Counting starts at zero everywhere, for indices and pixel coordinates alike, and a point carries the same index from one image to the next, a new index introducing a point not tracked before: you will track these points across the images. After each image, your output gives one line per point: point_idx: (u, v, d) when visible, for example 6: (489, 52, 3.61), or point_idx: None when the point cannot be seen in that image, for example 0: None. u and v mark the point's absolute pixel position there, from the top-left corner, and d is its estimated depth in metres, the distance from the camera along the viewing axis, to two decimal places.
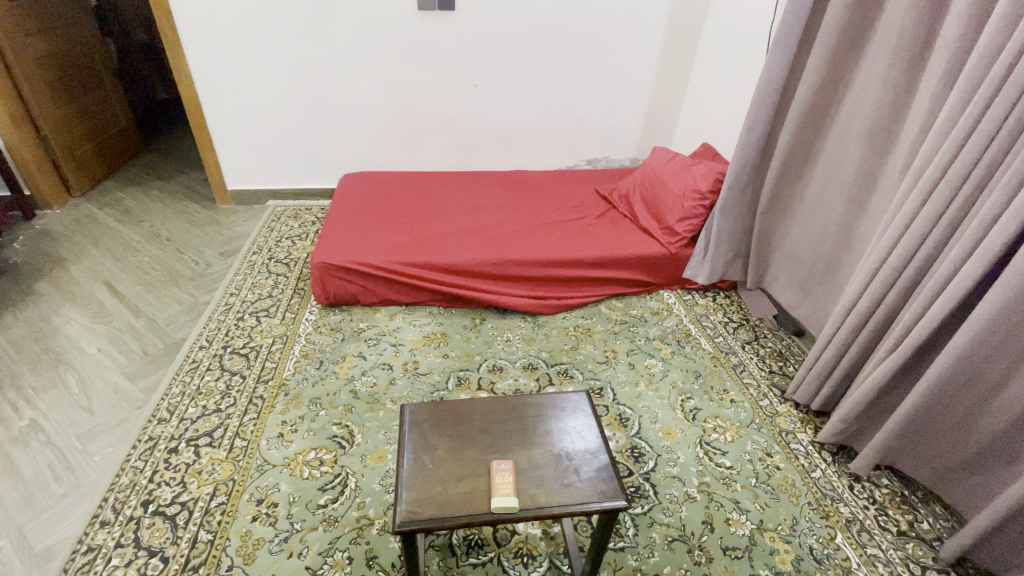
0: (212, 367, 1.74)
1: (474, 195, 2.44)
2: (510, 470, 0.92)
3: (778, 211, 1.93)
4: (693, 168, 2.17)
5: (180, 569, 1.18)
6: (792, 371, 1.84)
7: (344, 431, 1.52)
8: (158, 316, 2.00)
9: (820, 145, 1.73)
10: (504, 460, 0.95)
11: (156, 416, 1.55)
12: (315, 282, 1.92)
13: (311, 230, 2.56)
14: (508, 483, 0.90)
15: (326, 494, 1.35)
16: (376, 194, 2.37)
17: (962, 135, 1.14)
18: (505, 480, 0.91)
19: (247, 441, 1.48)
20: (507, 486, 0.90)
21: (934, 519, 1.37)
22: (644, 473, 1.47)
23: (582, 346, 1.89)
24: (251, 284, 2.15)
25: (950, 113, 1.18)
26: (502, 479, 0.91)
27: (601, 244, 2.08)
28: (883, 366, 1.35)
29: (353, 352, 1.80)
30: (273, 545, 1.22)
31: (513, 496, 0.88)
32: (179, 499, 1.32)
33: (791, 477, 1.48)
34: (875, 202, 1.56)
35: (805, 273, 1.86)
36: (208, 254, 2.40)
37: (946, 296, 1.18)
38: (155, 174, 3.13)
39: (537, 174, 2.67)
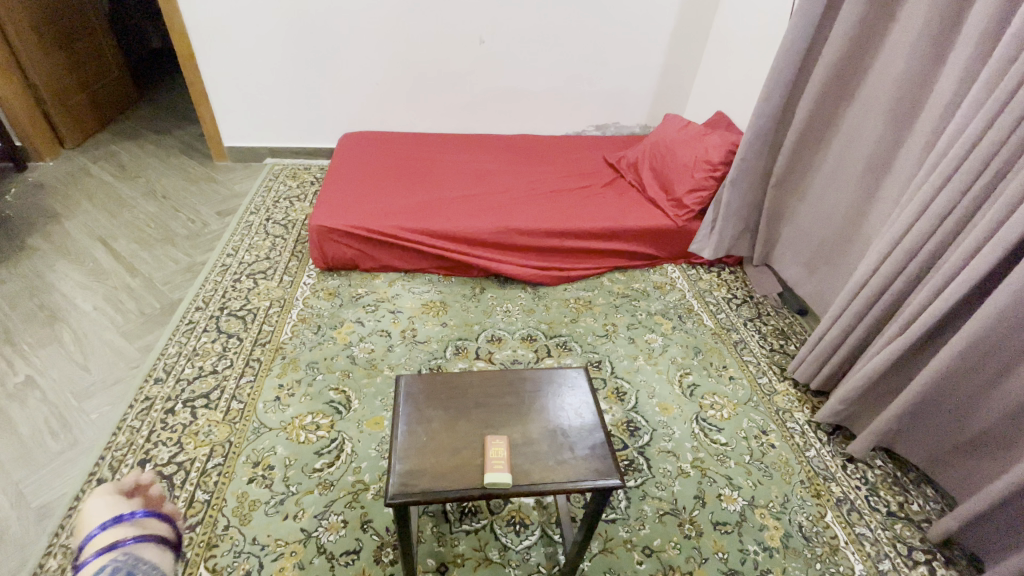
0: (209, 329, 1.73)
1: (477, 159, 2.37)
2: (504, 446, 0.91)
3: (790, 185, 1.87)
4: (705, 137, 2.09)
5: (177, 527, 1.20)
6: (793, 349, 1.82)
7: (341, 396, 1.52)
8: (154, 275, 1.98)
9: (839, 117, 1.65)
10: (499, 435, 0.94)
11: (153, 376, 1.55)
12: (313, 246, 1.89)
13: (309, 191, 2.50)
14: (503, 458, 0.89)
15: (322, 458, 1.35)
16: (376, 155, 2.30)
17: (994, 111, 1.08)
18: (500, 456, 0.90)
19: (243, 403, 1.48)
20: (501, 462, 0.89)
21: (925, 501, 1.37)
22: (639, 446, 1.48)
23: (583, 318, 1.87)
24: (248, 245, 2.12)
25: (982, 88, 1.12)
26: (497, 455, 0.90)
27: (606, 214, 2.03)
28: (888, 349, 1.32)
29: (351, 317, 1.78)
30: (269, 507, 1.24)
31: (507, 472, 0.87)
32: (176, 459, 1.33)
33: (785, 455, 1.48)
34: (892, 180, 1.50)
35: (813, 251, 1.81)
36: (205, 213, 2.36)
37: (960, 281, 1.15)
38: (151, 128, 3.04)
39: (543, 140, 2.59)
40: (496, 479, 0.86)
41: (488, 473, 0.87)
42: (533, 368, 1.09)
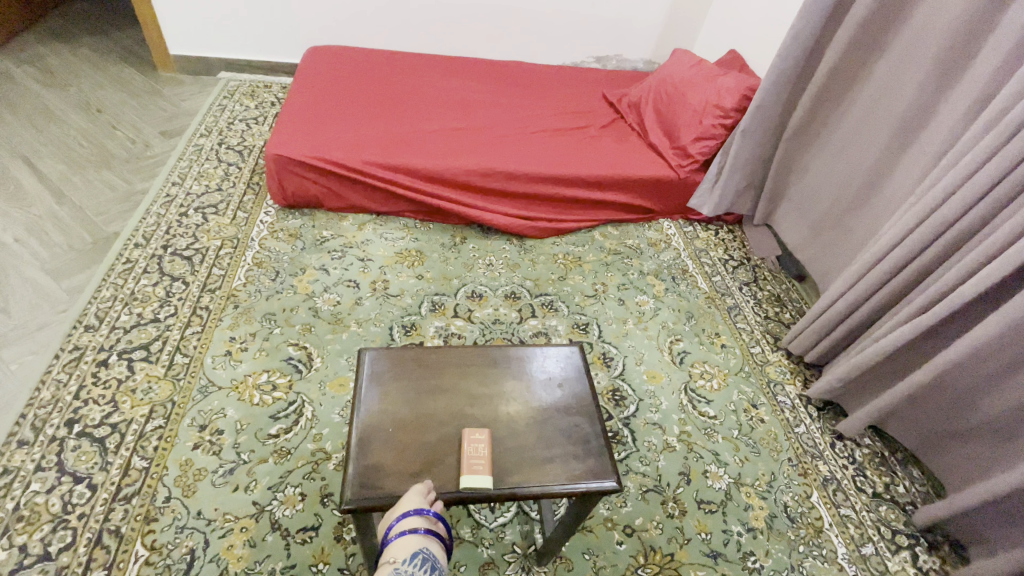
0: (149, 270, 1.52)
1: (461, 87, 2.10)
2: (484, 442, 0.78)
3: (806, 140, 1.69)
4: (718, 79, 1.87)
5: (111, 497, 1.06)
6: (788, 318, 1.73)
7: (302, 353, 1.37)
8: (86, 203, 1.72)
9: (874, 64, 1.46)
10: (478, 426, 0.81)
11: (83, 322, 1.36)
12: (271, 179, 1.66)
13: (269, 113, 2.21)
14: (484, 455, 0.77)
15: (278, 424, 1.22)
16: (345, 75, 2.02)
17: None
18: (479, 453, 0.77)
19: (189, 357, 1.32)
20: (481, 460, 0.76)
21: (910, 483, 1.34)
22: (624, 418, 1.39)
23: (571, 276, 1.73)
24: (197, 174, 1.87)
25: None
26: (476, 451, 0.77)
27: (603, 161, 1.83)
28: (899, 331, 1.22)
29: (314, 264, 1.60)
30: (217, 477, 1.11)
31: (488, 474, 0.75)
32: (109, 420, 1.18)
33: (774, 431, 1.42)
34: (924, 141, 1.34)
35: (822, 214, 1.67)
36: (147, 133, 2.06)
37: (998, 264, 1.03)
38: (83, 27, 2.61)
39: (536, 70, 2.31)
40: (473, 481, 0.74)
41: (464, 475, 0.75)
42: (515, 345, 0.96)
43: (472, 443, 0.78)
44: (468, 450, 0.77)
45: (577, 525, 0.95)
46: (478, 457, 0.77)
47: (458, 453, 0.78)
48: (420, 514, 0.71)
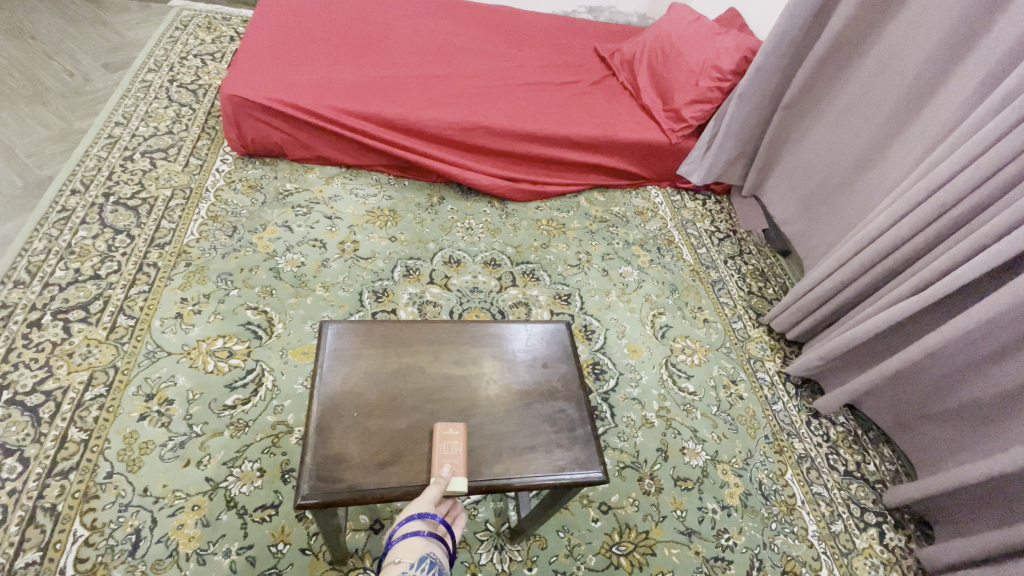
0: (89, 220, 1.37)
1: (441, 31, 1.92)
2: (459, 438, 0.70)
3: (803, 108, 1.61)
4: (716, 38, 1.75)
5: (44, 473, 0.96)
6: (772, 293, 1.70)
7: (261, 317, 1.26)
8: (14, 142, 1.53)
9: (882, 29, 1.37)
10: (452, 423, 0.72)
11: (12, 277, 1.21)
12: (228, 123, 1.49)
13: (227, 48, 2.00)
14: (460, 454, 0.69)
15: (235, 394, 1.13)
16: (311, 10, 1.82)
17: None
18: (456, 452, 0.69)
19: (134, 319, 1.20)
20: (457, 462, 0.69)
21: (881, 461, 1.36)
22: (603, 392, 1.35)
23: (554, 243, 1.64)
24: (144, 114, 1.68)
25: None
26: (452, 451, 0.69)
27: (592, 121, 1.72)
28: (886, 313, 1.19)
29: (277, 221, 1.46)
30: (166, 451, 1.03)
31: (464, 477, 0.68)
32: (42, 387, 1.06)
33: (752, 408, 1.40)
34: (927, 115, 1.27)
35: (814, 188, 1.62)
36: (87, 64, 1.83)
37: (998, 249, 0.98)
38: None
39: (523, 17, 2.14)
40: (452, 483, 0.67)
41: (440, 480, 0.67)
42: (490, 322, 0.87)
43: (447, 443, 0.70)
44: (443, 451, 0.69)
45: (553, 508, 0.90)
46: (455, 456, 0.69)
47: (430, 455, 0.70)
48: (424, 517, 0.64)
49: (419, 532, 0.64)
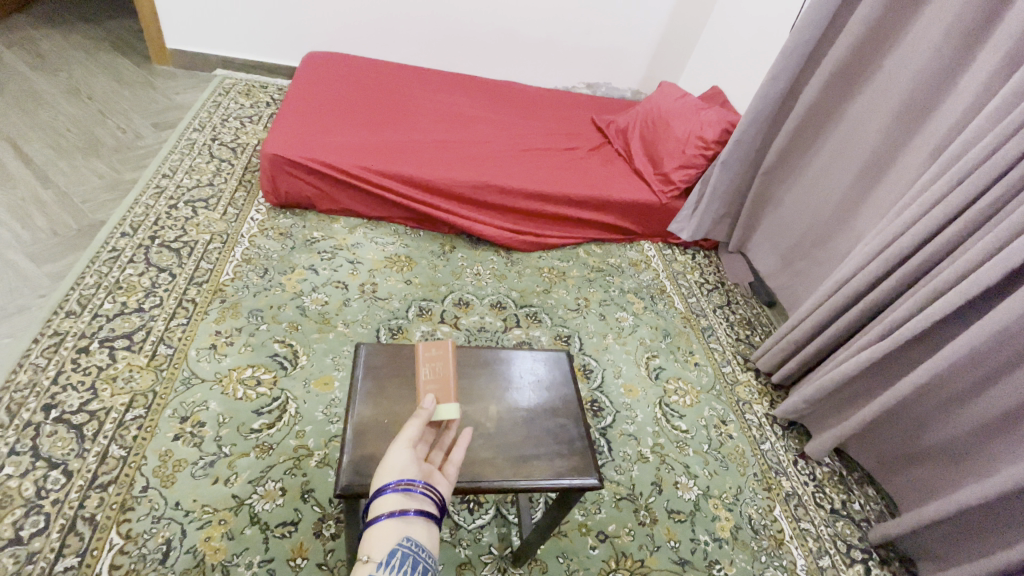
0: (135, 260, 1.51)
1: (457, 102, 2.16)
2: (443, 356, 0.77)
3: (780, 174, 1.80)
4: (700, 112, 1.98)
5: (86, 485, 1.05)
6: (758, 340, 1.82)
7: (287, 350, 1.38)
8: (72, 189, 1.70)
9: (844, 109, 1.57)
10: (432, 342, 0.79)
11: (65, 308, 1.34)
12: (265, 177, 1.67)
13: (264, 112, 2.23)
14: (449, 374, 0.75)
15: (261, 419, 1.23)
16: (342, 82, 2.06)
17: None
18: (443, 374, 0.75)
19: (172, 348, 1.31)
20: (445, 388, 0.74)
21: (865, 501, 1.43)
22: (600, 428, 1.44)
23: (555, 289, 1.78)
24: (188, 168, 1.86)
25: (1019, 87, 1.04)
26: (438, 374, 0.75)
27: (591, 182, 1.91)
28: (858, 356, 1.30)
29: (304, 264, 1.61)
30: (197, 469, 1.11)
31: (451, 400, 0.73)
32: (88, 407, 1.16)
33: (742, 447, 1.49)
34: (887, 183, 1.45)
35: (794, 244, 1.78)
36: (138, 124, 2.04)
37: (949, 297, 1.10)
38: (75, 13, 2.59)
39: (530, 91, 2.40)
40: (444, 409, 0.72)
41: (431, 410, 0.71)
42: (498, 350, 0.99)
43: (430, 366, 0.76)
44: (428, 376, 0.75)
45: (554, 525, 0.98)
46: (441, 378, 0.74)
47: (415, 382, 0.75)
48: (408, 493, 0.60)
49: (389, 510, 0.58)
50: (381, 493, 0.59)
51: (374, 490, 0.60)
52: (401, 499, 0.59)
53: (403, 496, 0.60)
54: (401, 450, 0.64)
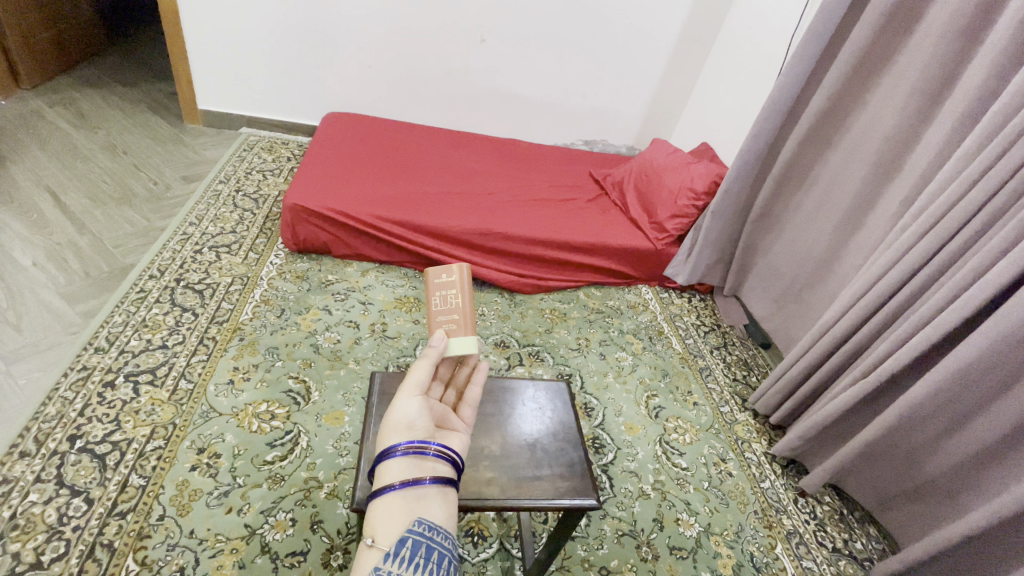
0: (161, 300, 1.61)
1: (464, 158, 2.33)
2: (455, 286, 0.76)
3: (768, 222, 1.89)
4: (690, 166, 2.12)
5: (105, 513, 1.09)
6: (755, 381, 1.87)
7: (301, 386, 1.44)
8: (105, 235, 1.82)
9: (823, 163, 1.68)
10: (442, 267, 0.78)
11: (94, 344, 1.42)
12: (286, 225, 1.80)
13: (285, 166, 2.40)
14: (462, 304, 0.75)
15: (274, 451, 1.28)
16: (359, 139, 2.23)
17: (985, 166, 1.09)
18: (455, 305, 0.76)
19: (193, 384, 1.38)
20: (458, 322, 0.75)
21: (867, 540, 1.43)
22: (602, 464, 1.47)
23: (557, 330, 1.86)
24: (213, 216, 2.00)
25: (974, 143, 1.14)
26: (449, 305, 0.76)
27: (589, 230, 2.03)
28: (847, 393, 1.35)
29: (318, 304, 1.70)
30: (212, 498, 1.15)
31: (470, 335, 0.75)
32: (111, 437, 1.22)
33: (742, 485, 1.51)
34: (867, 230, 1.53)
35: (784, 288, 1.84)
36: (169, 176, 2.20)
37: (927, 333, 1.16)
38: (117, 78, 2.83)
39: (532, 148, 2.57)
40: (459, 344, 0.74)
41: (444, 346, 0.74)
42: (494, 377, 1.08)
43: (440, 296, 0.76)
44: (438, 307, 0.76)
45: (557, 549, 1.03)
46: (453, 310, 0.75)
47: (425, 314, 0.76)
48: (420, 452, 0.60)
49: (400, 479, 0.57)
50: (390, 458, 0.59)
51: (383, 453, 0.60)
52: (412, 465, 0.59)
53: (415, 462, 0.60)
54: (410, 399, 0.65)
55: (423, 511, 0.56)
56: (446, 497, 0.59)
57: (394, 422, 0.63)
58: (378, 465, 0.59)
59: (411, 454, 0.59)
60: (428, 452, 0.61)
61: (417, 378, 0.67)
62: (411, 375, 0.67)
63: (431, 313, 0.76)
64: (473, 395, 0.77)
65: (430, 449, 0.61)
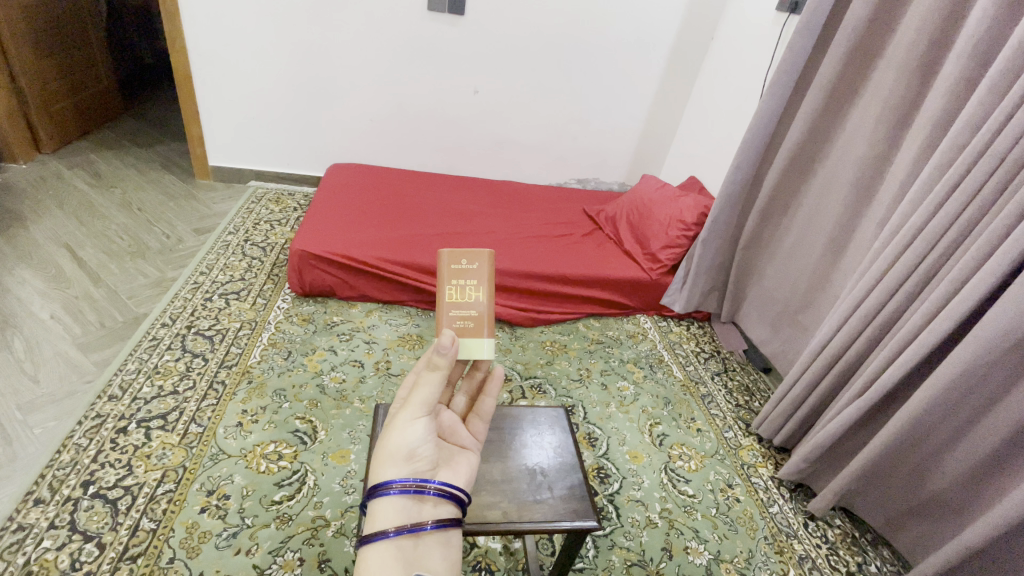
0: (173, 346, 1.66)
1: (461, 200, 2.42)
2: (475, 279, 0.76)
3: (757, 248, 1.93)
4: (679, 199, 2.21)
5: (117, 557, 1.11)
6: (757, 406, 1.87)
7: (308, 426, 1.47)
8: (120, 287, 1.90)
9: (803, 190, 1.74)
10: (460, 253, 0.76)
11: (107, 392, 1.46)
12: (292, 271, 1.87)
13: (291, 216, 2.50)
14: (477, 302, 0.76)
15: (282, 491, 1.30)
16: (362, 187, 2.34)
17: (949, 189, 1.15)
18: (472, 301, 0.76)
19: (202, 427, 1.41)
20: (471, 320, 0.76)
21: (881, 562, 1.42)
22: (608, 494, 1.47)
23: (557, 361, 1.90)
24: (222, 265, 2.08)
25: (938, 166, 1.19)
26: (465, 300, 0.76)
27: (585, 263, 2.10)
28: (844, 413, 1.36)
29: (324, 345, 1.75)
30: (221, 540, 1.17)
31: (489, 338, 0.76)
32: (123, 482, 1.25)
33: (750, 510, 1.50)
34: (850, 252, 1.57)
35: (779, 312, 1.85)
36: (181, 230, 2.30)
37: (913, 348, 1.19)
38: (133, 139, 3.00)
39: (527, 189, 2.68)
40: (469, 345, 0.76)
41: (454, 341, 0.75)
42: (495, 405, 1.15)
43: (455, 288, 0.76)
44: (451, 299, 0.75)
45: (566, 569, 1.06)
46: (469, 307, 0.76)
47: (437, 302, 0.76)
48: (419, 491, 0.62)
49: (394, 526, 0.59)
50: (385, 495, 0.60)
51: (377, 489, 0.61)
52: (407, 508, 0.61)
53: (410, 504, 0.61)
54: (413, 422, 0.65)
55: (421, 559, 0.59)
56: (446, 539, 0.62)
57: (394, 450, 0.63)
58: (372, 503, 0.60)
59: (410, 496, 0.61)
60: (428, 493, 0.62)
61: (425, 398, 0.65)
62: (419, 392, 0.65)
63: (444, 302, 0.75)
64: (486, 407, 0.80)
65: (429, 489, 0.63)
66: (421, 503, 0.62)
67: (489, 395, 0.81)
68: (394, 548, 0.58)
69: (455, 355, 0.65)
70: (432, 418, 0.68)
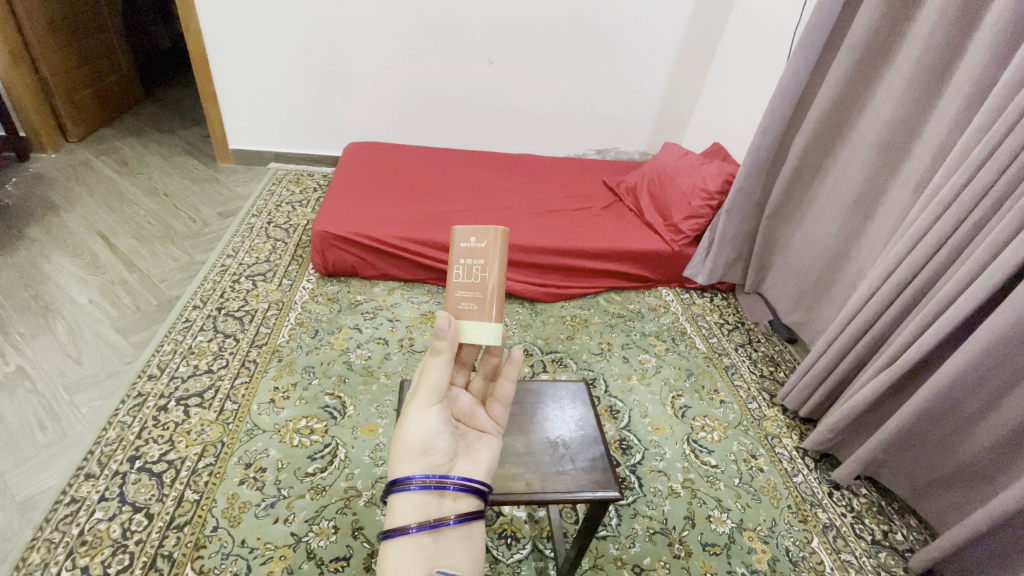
0: (205, 327, 1.72)
1: (479, 176, 2.40)
2: (484, 257, 0.75)
3: (784, 217, 1.87)
4: (702, 167, 2.13)
5: (165, 526, 1.18)
6: (782, 377, 1.85)
7: (337, 402, 1.52)
8: (152, 272, 1.97)
9: (833, 154, 1.67)
10: (470, 230, 0.76)
11: (147, 372, 1.54)
12: (316, 252, 1.90)
13: (312, 197, 2.53)
14: (485, 283, 0.75)
15: (315, 463, 1.35)
16: (380, 166, 2.34)
17: (988, 149, 1.08)
18: (480, 281, 0.75)
19: (237, 404, 1.47)
20: (480, 303, 0.76)
21: (908, 531, 1.41)
22: (631, 465, 1.49)
23: (578, 336, 1.91)
24: (248, 247, 2.12)
25: (980, 124, 1.12)
26: (473, 280, 0.76)
27: (605, 236, 2.07)
28: (872, 384, 1.33)
29: (349, 324, 1.79)
30: (260, 509, 1.24)
31: (496, 323, 0.76)
32: (166, 457, 1.32)
33: (774, 480, 1.50)
34: (882, 218, 1.50)
35: (805, 283, 1.80)
36: (206, 214, 2.35)
37: (946, 315, 1.15)
38: (155, 125, 3.05)
39: (545, 162, 2.64)
40: (477, 328, 0.76)
41: (458, 323, 0.76)
42: (518, 380, 1.17)
43: (464, 267, 0.76)
44: (459, 278, 0.76)
45: (587, 540, 1.08)
46: (478, 288, 0.75)
47: (447, 281, 0.77)
48: (439, 486, 0.64)
49: (415, 522, 0.61)
50: (404, 490, 0.62)
51: (397, 484, 0.63)
52: (425, 504, 0.63)
53: (429, 499, 0.63)
54: (427, 412, 0.68)
55: (442, 554, 0.61)
56: (467, 533, 0.64)
57: (408, 444, 0.65)
58: (391, 498, 0.62)
59: (430, 490, 0.63)
60: (448, 488, 0.64)
61: (435, 384, 0.68)
62: (427, 381, 0.68)
63: (453, 282, 0.76)
64: (504, 392, 0.79)
65: (449, 484, 0.65)
66: (440, 496, 0.64)
67: (506, 379, 0.78)
68: (416, 543, 0.60)
69: (455, 337, 0.68)
70: (445, 406, 0.70)
